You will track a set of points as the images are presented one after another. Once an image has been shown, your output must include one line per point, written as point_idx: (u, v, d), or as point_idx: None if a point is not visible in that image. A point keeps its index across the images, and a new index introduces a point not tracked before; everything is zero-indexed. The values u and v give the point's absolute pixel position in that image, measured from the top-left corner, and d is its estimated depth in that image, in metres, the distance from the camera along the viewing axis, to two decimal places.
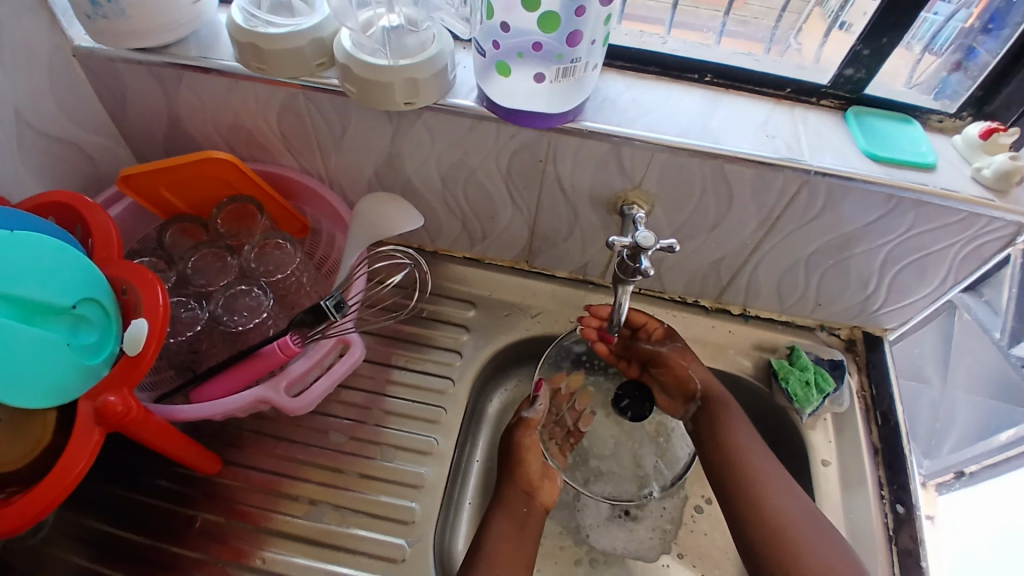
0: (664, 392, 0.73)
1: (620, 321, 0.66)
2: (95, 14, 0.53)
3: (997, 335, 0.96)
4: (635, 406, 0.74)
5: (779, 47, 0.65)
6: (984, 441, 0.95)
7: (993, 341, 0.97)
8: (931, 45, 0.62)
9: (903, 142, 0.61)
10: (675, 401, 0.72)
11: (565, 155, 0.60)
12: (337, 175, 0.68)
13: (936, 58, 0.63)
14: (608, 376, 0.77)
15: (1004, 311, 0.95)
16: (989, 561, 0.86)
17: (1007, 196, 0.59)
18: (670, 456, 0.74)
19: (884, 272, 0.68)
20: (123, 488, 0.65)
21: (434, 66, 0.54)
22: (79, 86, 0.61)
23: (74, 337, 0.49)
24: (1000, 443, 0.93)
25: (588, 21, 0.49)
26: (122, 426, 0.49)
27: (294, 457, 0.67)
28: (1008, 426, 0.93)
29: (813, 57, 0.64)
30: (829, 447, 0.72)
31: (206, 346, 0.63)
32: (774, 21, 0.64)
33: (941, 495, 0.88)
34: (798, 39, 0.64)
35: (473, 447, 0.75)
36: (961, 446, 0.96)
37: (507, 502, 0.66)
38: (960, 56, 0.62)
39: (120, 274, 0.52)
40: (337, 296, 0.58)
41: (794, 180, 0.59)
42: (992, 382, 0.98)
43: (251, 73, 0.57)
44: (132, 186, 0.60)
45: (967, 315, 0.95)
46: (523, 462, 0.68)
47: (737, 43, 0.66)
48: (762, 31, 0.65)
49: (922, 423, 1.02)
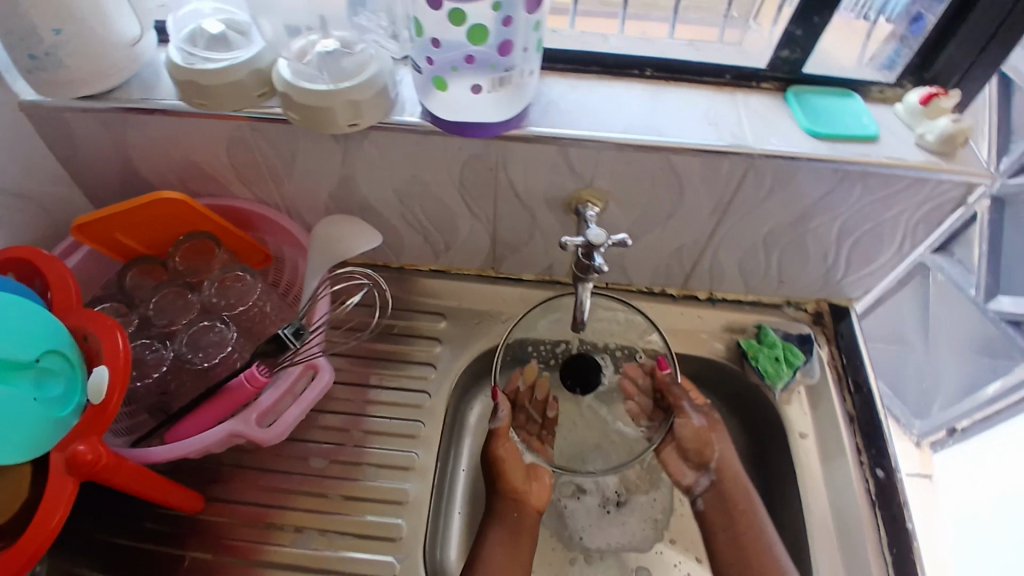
0: (633, 389, 0.71)
1: (583, 321, 0.66)
2: (35, 69, 0.51)
3: (973, 292, 1.00)
4: (586, 382, 0.71)
5: (738, 32, 0.67)
6: (974, 396, 1.12)
7: (970, 299, 1.02)
8: (883, 11, 0.64)
9: (845, 116, 0.63)
10: (649, 401, 0.71)
11: (515, 160, 0.61)
12: (294, 202, 0.68)
13: (888, 25, 0.65)
14: (559, 358, 0.72)
15: (978, 268, 0.98)
16: (986, 518, 1.16)
17: (954, 157, 0.61)
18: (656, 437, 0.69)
19: (841, 244, 0.70)
20: (106, 535, 0.65)
21: (374, 86, 0.55)
22: (32, 139, 0.60)
23: (40, 391, 0.48)
24: (990, 396, 1.08)
25: (517, 30, 0.50)
26: (94, 475, 0.48)
27: (277, 488, 0.67)
28: (995, 381, 1.07)
29: (772, 23, 0.64)
30: (805, 420, 0.73)
31: (176, 388, 0.62)
32: (727, 7, 0.66)
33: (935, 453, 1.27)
34: (756, 22, 0.66)
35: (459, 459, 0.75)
36: (949, 403, 1.19)
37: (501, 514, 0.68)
38: (907, 25, 0.64)
39: (81, 321, 0.51)
40: (293, 324, 0.58)
41: (739, 165, 0.60)
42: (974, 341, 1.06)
43: (195, 110, 0.58)
44: (87, 234, 0.59)
45: (939, 276, 1.01)
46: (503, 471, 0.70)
47: (686, 30, 0.67)
48: (716, 18, 0.67)
49: (913, 386, 1.24)
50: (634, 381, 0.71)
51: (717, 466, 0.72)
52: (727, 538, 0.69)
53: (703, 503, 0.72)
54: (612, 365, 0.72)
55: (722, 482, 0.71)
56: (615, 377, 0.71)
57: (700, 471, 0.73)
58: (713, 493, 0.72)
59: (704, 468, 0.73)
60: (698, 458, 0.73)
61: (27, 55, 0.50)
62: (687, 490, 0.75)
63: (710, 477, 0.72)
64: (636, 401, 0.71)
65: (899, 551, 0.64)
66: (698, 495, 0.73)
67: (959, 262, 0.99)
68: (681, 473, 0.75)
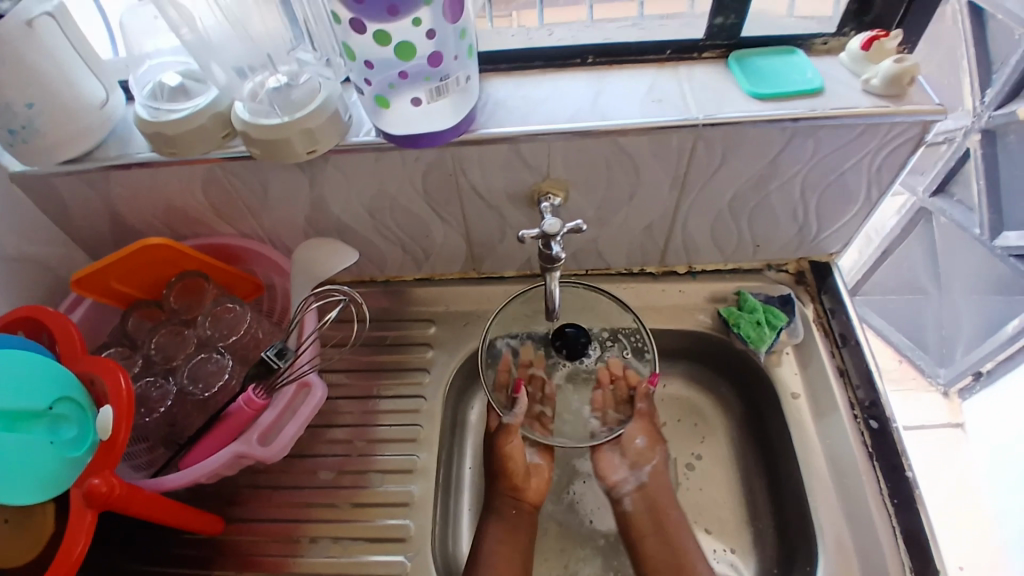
0: (608, 381, 0.74)
1: (555, 308, 0.68)
2: (15, 141, 0.56)
3: (977, 232, 0.98)
4: (571, 349, 0.72)
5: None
6: (998, 334, 1.06)
7: (976, 238, 0.99)
8: None
9: (789, 75, 0.63)
10: (617, 399, 0.74)
11: (471, 163, 0.63)
12: (274, 231, 0.72)
13: None
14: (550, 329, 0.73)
15: (978, 207, 0.96)
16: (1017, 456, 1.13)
17: (905, 96, 0.61)
18: (609, 431, 0.72)
19: (807, 201, 0.70)
20: (133, 564, 0.68)
21: (326, 112, 0.57)
22: (21, 204, 0.65)
23: (56, 435, 0.52)
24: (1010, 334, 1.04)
25: (441, 40, 0.52)
26: (110, 505, 0.52)
27: (291, 502, 0.70)
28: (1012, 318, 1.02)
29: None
30: (796, 380, 0.74)
31: (183, 419, 0.66)
32: None
33: (963, 402, 1.24)
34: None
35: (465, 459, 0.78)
36: (976, 346, 1.13)
37: (497, 510, 0.71)
38: None
39: (87, 368, 0.55)
40: (275, 345, 0.61)
41: (687, 137, 0.61)
42: (992, 280, 1.02)
43: (166, 159, 0.61)
44: (85, 288, 0.64)
45: (942, 219, 1.02)
46: (506, 468, 0.71)
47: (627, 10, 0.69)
48: None
49: (931, 333, 1.22)
50: (612, 375, 0.74)
51: (650, 472, 0.74)
52: (654, 542, 0.69)
53: (630, 504, 0.73)
54: (599, 351, 0.74)
55: (650, 487, 0.73)
56: (599, 363, 0.74)
57: (633, 471, 0.74)
58: (640, 496, 0.73)
59: (639, 470, 0.74)
60: (635, 459, 0.74)
61: (7, 129, 0.55)
62: (612, 489, 0.75)
63: (640, 479, 0.73)
64: (605, 394, 0.74)
65: (900, 500, 0.65)
66: (624, 495, 0.74)
67: (958, 203, 1.00)
68: (613, 469, 0.75)
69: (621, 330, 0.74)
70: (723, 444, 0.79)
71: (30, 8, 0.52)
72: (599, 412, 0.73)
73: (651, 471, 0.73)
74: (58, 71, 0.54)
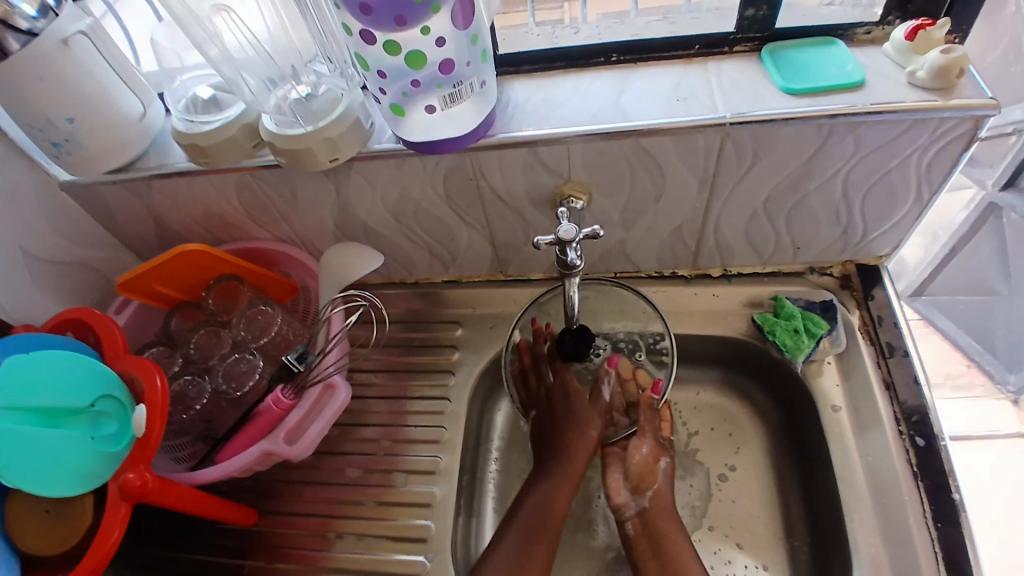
0: (616, 386, 0.75)
1: (574, 313, 0.68)
2: (60, 153, 0.60)
3: None
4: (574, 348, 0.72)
5: None
6: None
7: None
8: None
9: (827, 69, 0.60)
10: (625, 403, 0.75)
11: (491, 168, 0.63)
12: (306, 235, 0.74)
13: None
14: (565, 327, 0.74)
15: None
16: None
17: (953, 91, 0.57)
18: (613, 433, 0.75)
19: (850, 201, 0.66)
20: (172, 551, 0.72)
21: (345, 121, 0.58)
22: (71, 210, 0.69)
23: (96, 430, 0.56)
24: None
25: (452, 47, 0.52)
26: (143, 498, 0.56)
27: (321, 498, 0.73)
28: None
29: None
30: (838, 391, 0.70)
31: (217, 416, 0.70)
32: None
33: None
34: None
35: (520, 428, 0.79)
36: None
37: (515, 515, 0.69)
38: None
39: (128, 367, 0.58)
40: (295, 350, 0.64)
41: (714, 137, 0.59)
42: None
43: (201, 169, 0.64)
44: (131, 290, 0.68)
45: (1012, 214, 0.94)
46: (582, 428, 0.73)
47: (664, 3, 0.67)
48: None
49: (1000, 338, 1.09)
50: (621, 379, 0.74)
51: (653, 496, 0.70)
52: (653, 568, 0.66)
53: (631, 529, 0.70)
54: (612, 350, 0.76)
55: (651, 513, 0.69)
56: (609, 365, 0.75)
57: (635, 496, 0.71)
58: (641, 522, 0.69)
59: (641, 495, 0.71)
60: (636, 483, 0.71)
61: (52, 143, 0.59)
62: (616, 510, 0.72)
63: (642, 504, 0.70)
64: (613, 398, 0.75)
65: (945, 525, 0.61)
66: (626, 518, 0.71)
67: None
68: (616, 490, 0.72)
69: (643, 332, 0.74)
70: (758, 454, 0.76)
71: (65, 28, 0.55)
72: (605, 414, 0.76)
73: (653, 498, 0.70)
74: (96, 87, 0.58)
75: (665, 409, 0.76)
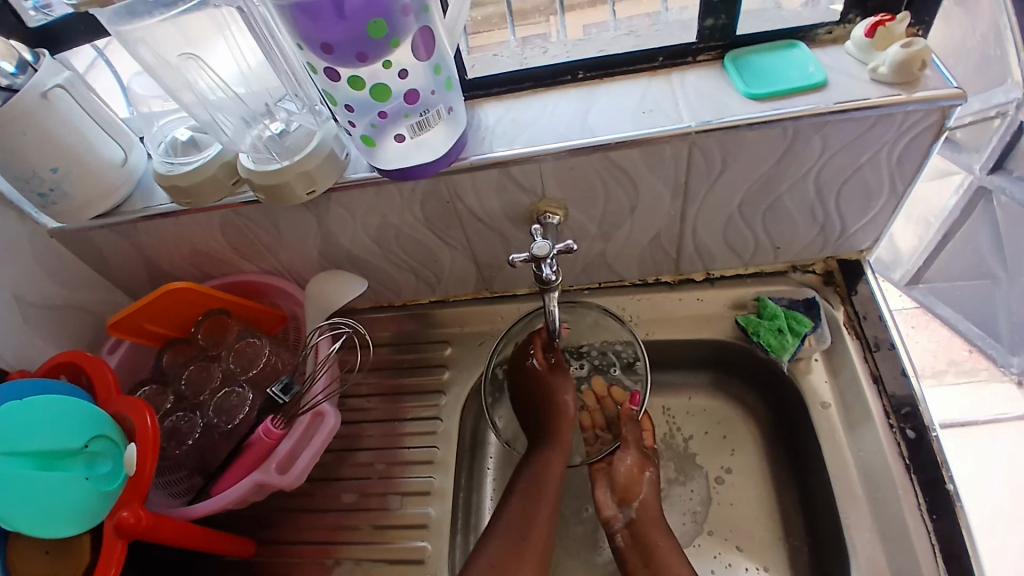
0: (594, 403, 0.77)
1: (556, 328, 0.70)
2: (46, 203, 0.62)
3: None
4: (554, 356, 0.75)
5: None
6: None
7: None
8: None
9: (788, 71, 0.61)
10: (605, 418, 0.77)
11: (466, 190, 0.64)
12: (293, 266, 0.75)
13: None
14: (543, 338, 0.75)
15: None
16: None
17: (915, 84, 0.57)
18: (598, 451, 0.77)
19: (825, 198, 0.66)
20: None
21: (320, 153, 0.59)
22: (62, 255, 0.71)
23: (92, 470, 0.57)
24: None
25: (415, 78, 0.53)
26: (139, 534, 0.57)
27: (320, 524, 0.73)
28: None
29: None
30: (826, 389, 0.71)
31: (210, 449, 0.70)
32: None
33: None
34: None
35: (498, 411, 0.78)
36: None
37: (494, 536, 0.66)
38: None
39: (120, 408, 0.60)
40: (279, 381, 0.68)
41: (681, 146, 0.60)
42: None
43: (185, 209, 0.66)
44: (122, 330, 0.69)
45: (1003, 198, 0.91)
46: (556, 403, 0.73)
47: (632, 11, 0.69)
48: None
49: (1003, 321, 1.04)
50: (597, 396, 0.77)
51: (638, 507, 0.70)
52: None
53: (620, 541, 0.70)
54: (589, 369, 0.78)
55: (638, 523, 0.69)
56: (586, 383, 0.78)
57: (622, 507, 0.71)
58: (629, 534, 0.69)
59: (626, 507, 0.71)
60: (622, 494, 0.71)
61: (38, 193, 0.61)
62: (605, 524, 0.71)
63: (629, 515, 0.70)
64: (593, 416, 0.77)
65: (939, 517, 0.62)
66: (615, 531, 0.70)
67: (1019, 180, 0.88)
68: (605, 503, 0.72)
69: (611, 346, 0.76)
70: (753, 456, 0.76)
71: (43, 82, 0.57)
72: (589, 432, 0.78)
73: (639, 507, 0.70)
74: (77, 137, 0.60)
75: (645, 420, 0.77)
